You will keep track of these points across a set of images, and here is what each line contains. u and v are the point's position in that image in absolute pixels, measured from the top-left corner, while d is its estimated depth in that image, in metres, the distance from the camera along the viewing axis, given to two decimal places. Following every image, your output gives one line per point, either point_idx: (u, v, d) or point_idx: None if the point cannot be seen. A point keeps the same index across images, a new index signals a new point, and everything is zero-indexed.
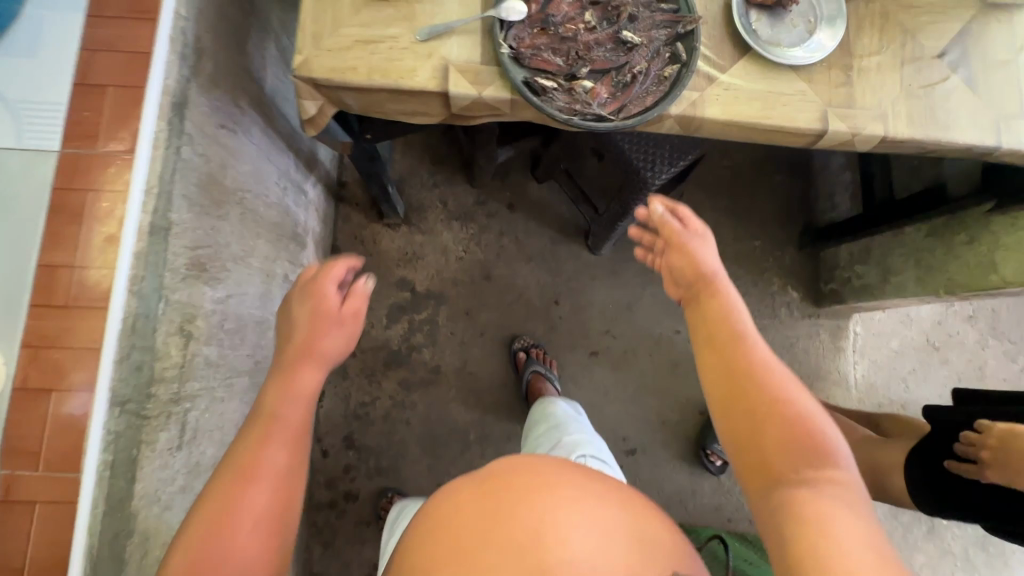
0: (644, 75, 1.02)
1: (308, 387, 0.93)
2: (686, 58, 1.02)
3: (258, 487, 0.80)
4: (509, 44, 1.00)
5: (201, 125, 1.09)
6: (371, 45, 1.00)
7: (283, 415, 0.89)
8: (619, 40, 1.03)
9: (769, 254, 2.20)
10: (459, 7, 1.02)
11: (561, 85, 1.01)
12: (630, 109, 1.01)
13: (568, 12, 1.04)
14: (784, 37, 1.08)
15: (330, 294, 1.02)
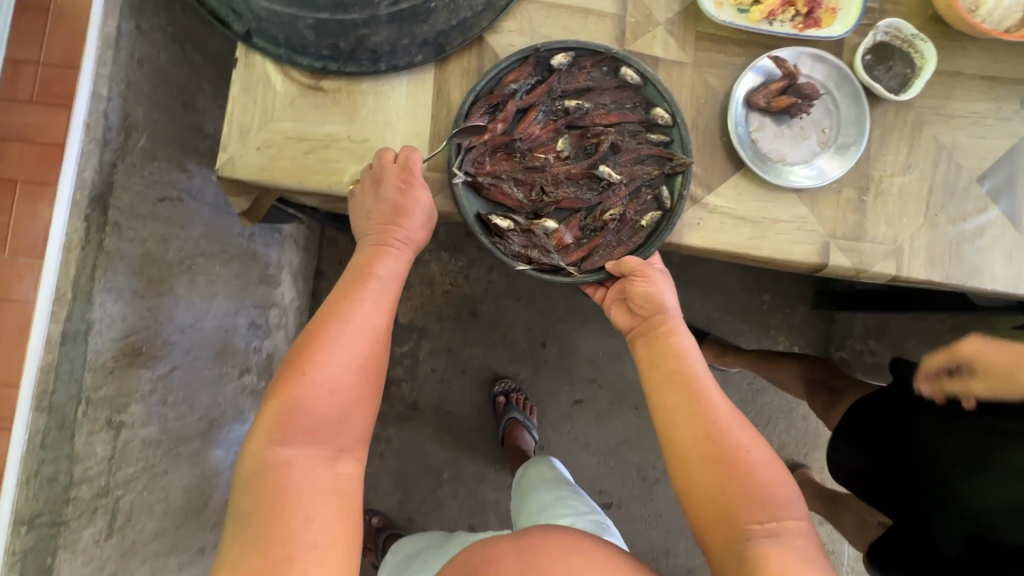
0: (616, 223, 0.92)
1: (390, 275, 0.85)
2: (667, 207, 0.90)
3: (322, 402, 0.74)
4: (469, 170, 0.88)
5: (132, 208, 1.02)
6: (306, 143, 0.89)
7: (364, 307, 0.81)
8: (594, 174, 0.92)
9: (779, 309, 1.97)
10: (406, 101, 0.91)
11: (518, 225, 0.90)
12: (595, 259, 0.92)
13: (539, 136, 0.92)
14: (788, 151, 0.92)
15: (415, 224, 0.87)
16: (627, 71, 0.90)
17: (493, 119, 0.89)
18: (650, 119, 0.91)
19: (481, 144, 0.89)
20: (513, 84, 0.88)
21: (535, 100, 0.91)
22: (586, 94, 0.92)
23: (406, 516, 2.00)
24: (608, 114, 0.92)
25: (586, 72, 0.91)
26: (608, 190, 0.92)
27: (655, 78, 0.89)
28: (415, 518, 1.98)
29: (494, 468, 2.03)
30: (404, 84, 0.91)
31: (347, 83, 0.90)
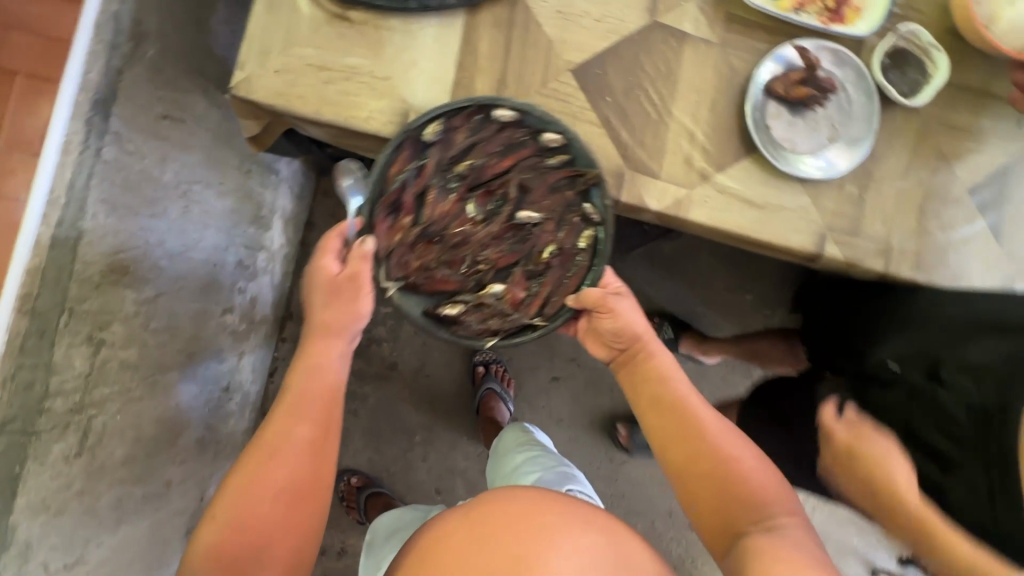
0: (557, 257, 0.95)
1: (328, 371, 0.91)
2: (599, 218, 0.91)
3: (263, 509, 0.79)
4: (399, 277, 0.94)
5: (133, 118, 1.04)
6: (325, 73, 0.88)
7: (304, 411, 0.86)
8: (516, 222, 0.94)
9: (759, 310, 2.02)
10: (433, 42, 0.90)
11: (469, 303, 0.95)
12: (553, 299, 0.95)
13: (445, 212, 0.93)
14: (800, 140, 0.95)
15: (353, 314, 0.92)
16: (499, 111, 0.87)
17: (396, 222, 0.91)
18: (542, 140, 0.90)
19: (397, 247, 0.92)
20: (399, 176, 0.88)
21: (426, 182, 0.91)
22: (472, 151, 0.91)
23: (374, 473, 2.01)
24: (501, 158, 0.92)
25: (460, 129, 0.89)
26: (539, 229, 0.94)
27: (531, 108, 0.86)
28: (384, 477, 1.99)
29: (467, 436, 2.05)
30: (433, 26, 0.90)
31: (375, 17, 0.89)
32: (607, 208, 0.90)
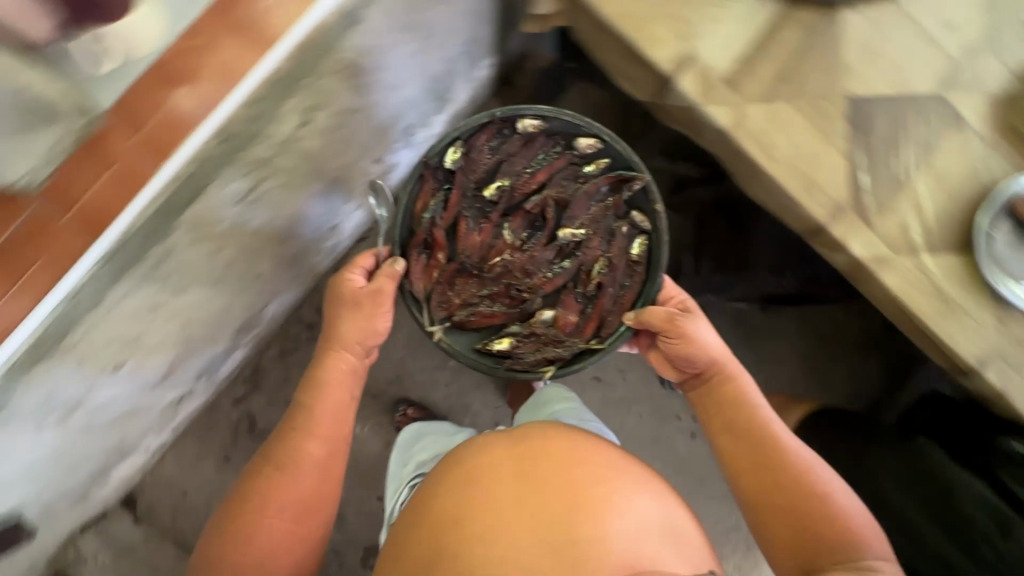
0: (608, 269, 0.96)
1: (322, 424, 0.88)
2: (649, 219, 0.95)
3: (281, 517, 0.82)
4: (441, 316, 0.97)
5: (397, 14, 1.01)
6: (650, 2, 0.90)
7: (290, 464, 0.85)
8: (558, 240, 0.98)
9: None
10: (747, 11, 0.90)
11: (519, 333, 0.96)
12: (608, 319, 0.95)
13: (479, 239, 0.97)
14: (998, 156, 0.86)
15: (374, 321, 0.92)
16: (524, 124, 0.98)
17: (430, 254, 0.97)
18: (577, 149, 0.98)
19: (434, 282, 0.97)
20: (426, 212, 0.97)
21: (456, 212, 0.98)
22: (503, 168, 0.98)
23: None
24: (532, 173, 0.98)
25: (489, 141, 0.98)
26: (584, 247, 0.97)
27: (556, 113, 0.96)
28: None
29: None
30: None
31: None
32: (655, 207, 0.94)
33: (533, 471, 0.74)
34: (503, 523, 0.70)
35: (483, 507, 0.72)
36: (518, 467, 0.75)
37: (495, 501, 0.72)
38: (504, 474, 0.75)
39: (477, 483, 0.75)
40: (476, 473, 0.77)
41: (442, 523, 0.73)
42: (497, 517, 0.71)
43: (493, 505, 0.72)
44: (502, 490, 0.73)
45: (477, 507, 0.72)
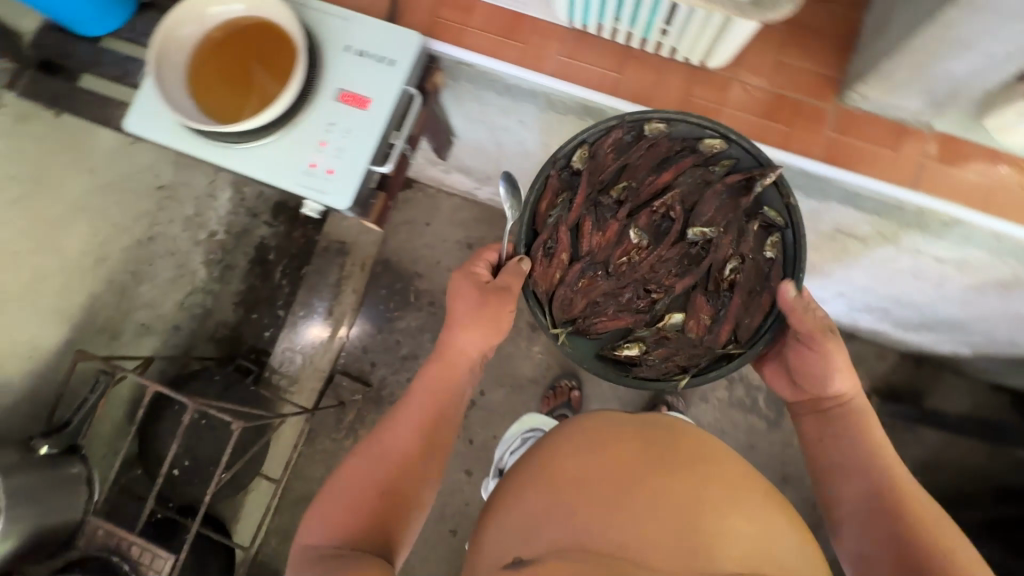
0: (744, 274, 0.66)
1: (475, 343, 0.70)
2: (785, 222, 0.64)
3: (390, 432, 0.64)
4: (565, 320, 0.69)
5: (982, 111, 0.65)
6: None
7: (439, 364, 0.70)
8: (704, 166, 0.66)
9: None
10: None
11: (651, 334, 0.68)
12: (748, 322, 0.65)
13: (606, 242, 0.67)
14: None
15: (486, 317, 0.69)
16: (650, 129, 0.66)
17: (552, 255, 0.67)
18: (703, 154, 0.66)
19: (562, 286, 0.67)
20: (548, 213, 0.66)
21: (579, 211, 0.67)
22: (629, 174, 0.67)
23: None
24: (659, 176, 0.67)
25: (614, 148, 0.66)
26: (712, 252, 0.66)
27: (685, 116, 0.64)
28: None
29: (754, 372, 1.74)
30: None
31: None
32: (791, 206, 0.63)
33: (706, 467, 0.45)
34: (666, 527, 0.40)
35: (636, 501, 0.42)
36: (674, 454, 0.46)
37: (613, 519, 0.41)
38: (665, 463, 0.45)
39: (627, 460, 0.45)
40: (624, 446, 0.47)
41: (566, 499, 0.44)
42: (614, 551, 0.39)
43: (642, 508, 0.41)
44: (662, 490, 0.42)
45: (615, 494, 0.43)
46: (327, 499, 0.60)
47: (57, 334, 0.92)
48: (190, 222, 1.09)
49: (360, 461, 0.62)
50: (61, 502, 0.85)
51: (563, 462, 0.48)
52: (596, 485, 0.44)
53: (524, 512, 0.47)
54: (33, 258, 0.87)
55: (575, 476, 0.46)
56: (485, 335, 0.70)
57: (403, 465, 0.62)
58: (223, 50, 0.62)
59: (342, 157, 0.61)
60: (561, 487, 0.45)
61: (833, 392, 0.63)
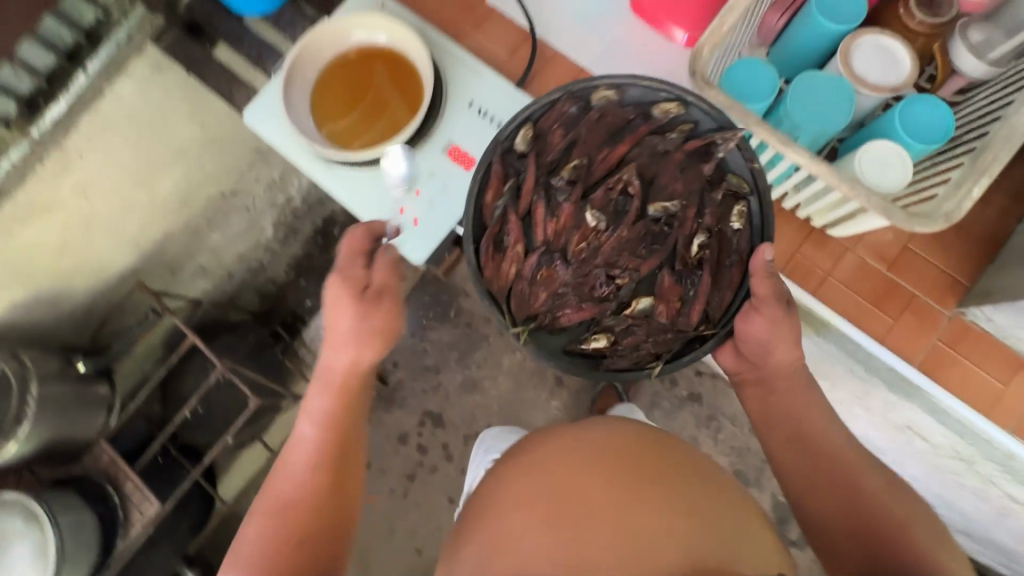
0: (713, 248, 0.55)
1: (330, 411, 0.57)
2: (752, 189, 0.54)
3: (277, 493, 0.54)
4: (525, 317, 0.56)
5: None
6: None
7: (307, 445, 0.55)
8: (652, 126, 0.56)
9: None
10: None
11: (611, 327, 0.56)
12: (718, 300, 0.55)
13: (561, 229, 0.56)
14: None
15: (350, 322, 0.56)
16: (597, 98, 0.56)
17: (502, 247, 0.57)
18: (656, 121, 0.56)
19: (518, 281, 0.56)
20: (495, 204, 0.56)
21: (529, 195, 0.57)
22: (581, 151, 0.57)
23: None
24: (612, 150, 0.57)
25: (561, 123, 0.57)
26: (676, 228, 0.55)
27: (640, 77, 0.54)
28: None
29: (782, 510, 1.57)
30: None
31: None
32: (755, 169, 0.53)
33: (657, 480, 0.43)
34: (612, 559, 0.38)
35: (579, 513, 0.41)
36: (624, 471, 0.44)
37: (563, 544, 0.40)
38: (606, 474, 0.43)
39: (564, 472, 0.44)
40: (571, 455, 0.46)
41: (514, 521, 0.43)
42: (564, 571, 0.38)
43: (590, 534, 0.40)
44: (604, 505, 0.41)
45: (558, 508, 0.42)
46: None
47: (123, 259, 0.95)
48: (273, 186, 1.03)
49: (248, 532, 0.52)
50: (80, 420, 0.89)
51: (501, 490, 0.47)
52: (534, 505, 0.43)
53: (474, 547, 0.45)
54: (128, 191, 0.89)
55: (516, 496, 0.45)
56: (359, 367, 0.57)
57: (312, 549, 0.51)
58: (356, 70, 0.64)
59: (432, 209, 0.62)
60: (505, 509, 0.45)
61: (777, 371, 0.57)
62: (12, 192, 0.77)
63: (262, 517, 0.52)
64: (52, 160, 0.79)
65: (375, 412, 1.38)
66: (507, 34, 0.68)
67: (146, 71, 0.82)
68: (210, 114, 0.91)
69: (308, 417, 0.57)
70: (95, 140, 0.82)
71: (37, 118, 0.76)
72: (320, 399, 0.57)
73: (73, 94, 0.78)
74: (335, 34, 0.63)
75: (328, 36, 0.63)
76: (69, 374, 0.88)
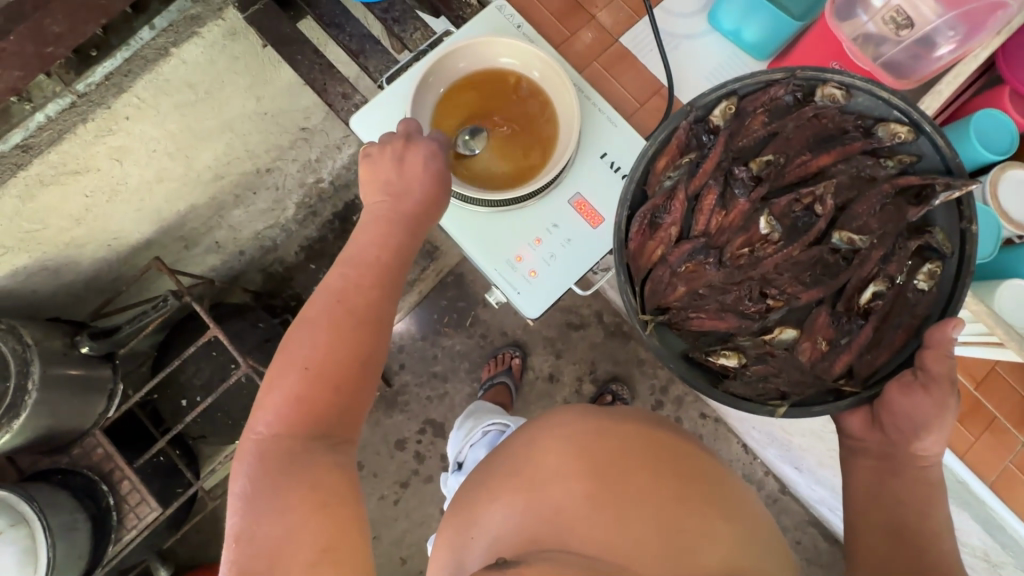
0: (887, 302, 0.47)
1: (373, 243, 0.50)
2: (952, 252, 0.45)
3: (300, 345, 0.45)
4: (656, 307, 0.50)
5: None
6: None
7: (351, 269, 0.49)
8: (869, 143, 0.48)
9: None
10: None
11: (747, 359, 0.49)
12: (869, 359, 0.48)
13: (726, 225, 0.49)
14: None
15: (425, 171, 0.52)
16: (821, 93, 0.48)
17: (655, 226, 0.50)
18: (878, 141, 0.48)
19: (661, 266, 0.50)
20: (668, 177, 0.49)
21: (708, 178, 0.49)
22: (779, 147, 0.49)
23: None
24: (813, 158, 0.48)
25: (768, 110, 0.49)
26: (855, 267, 0.47)
27: (879, 84, 0.45)
28: None
29: None
30: None
31: None
32: (968, 232, 0.44)
33: (699, 494, 0.43)
34: (657, 544, 0.39)
35: (626, 504, 0.41)
36: (660, 469, 0.44)
37: (559, 484, 0.42)
38: (643, 461, 0.44)
39: (600, 452, 0.44)
40: (603, 435, 0.45)
41: (548, 496, 0.42)
42: (569, 520, 0.40)
43: (632, 521, 0.40)
44: (648, 491, 0.42)
45: (600, 489, 0.42)
46: (261, 485, 0.42)
47: (143, 230, 0.83)
48: (307, 166, 0.94)
49: (280, 383, 0.45)
50: (79, 408, 0.79)
51: (533, 457, 0.46)
52: (576, 479, 0.42)
53: (499, 508, 0.44)
54: (165, 160, 0.78)
55: (557, 469, 0.44)
56: (402, 211, 0.52)
57: (328, 406, 0.44)
58: (511, 93, 0.59)
59: (552, 263, 0.60)
60: (539, 482, 0.43)
61: (916, 448, 0.48)
62: (42, 150, 0.67)
63: (285, 358, 0.45)
64: (97, 120, 0.69)
65: (373, 414, 1.31)
66: (638, 82, 0.66)
67: (219, 37, 0.74)
68: (269, 88, 0.82)
69: (357, 246, 0.50)
70: (148, 104, 0.72)
71: (86, 72, 0.68)
72: (368, 216, 0.52)
73: (132, 50, 0.70)
74: (522, 55, 0.58)
75: (510, 49, 0.58)
76: (71, 355, 0.78)
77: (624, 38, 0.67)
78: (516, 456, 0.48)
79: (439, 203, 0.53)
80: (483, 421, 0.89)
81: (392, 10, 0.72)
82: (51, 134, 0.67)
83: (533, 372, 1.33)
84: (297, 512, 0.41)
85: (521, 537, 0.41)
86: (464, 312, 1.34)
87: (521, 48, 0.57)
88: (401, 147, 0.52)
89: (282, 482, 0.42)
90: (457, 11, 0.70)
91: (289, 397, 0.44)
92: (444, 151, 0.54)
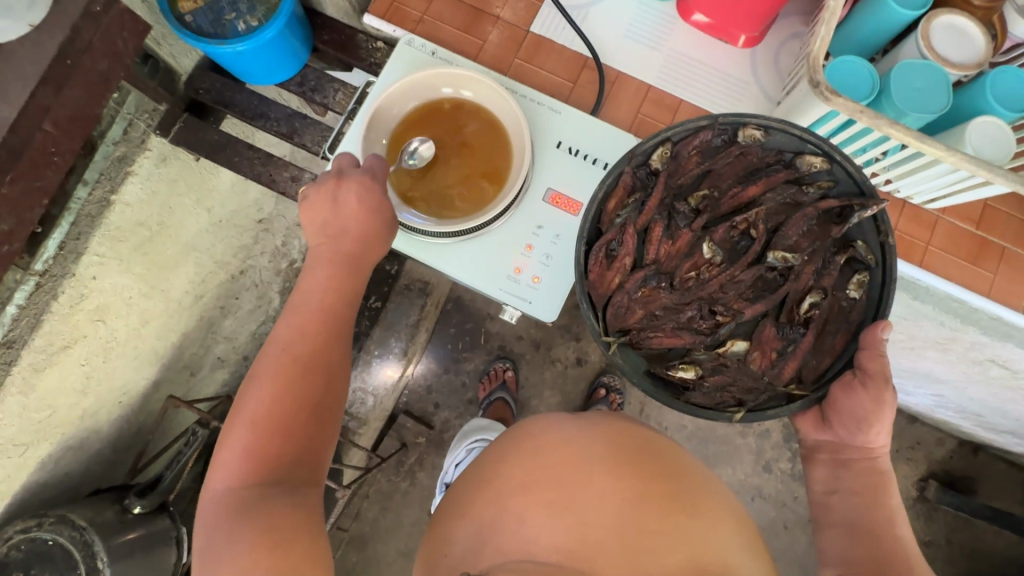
0: (824, 310, 0.50)
1: (323, 288, 0.52)
2: (876, 262, 0.50)
3: (257, 394, 0.47)
4: (617, 328, 0.52)
5: None
6: None
7: (296, 315, 0.50)
8: (789, 176, 0.52)
9: None
10: None
11: (704, 373, 0.51)
12: (814, 363, 0.51)
13: (674, 252, 0.51)
14: None
15: (359, 206, 0.52)
16: (743, 134, 0.52)
17: (611, 257, 0.51)
18: (797, 171, 0.52)
19: (619, 293, 0.51)
20: (617, 215, 0.52)
21: (651, 216, 0.52)
22: (712, 183, 0.53)
23: None
24: (743, 189, 0.52)
25: (699, 150, 0.53)
26: (792, 281, 0.50)
27: (792, 124, 0.50)
28: None
29: None
30: None
31: None
32: (886, 244, 0.49)
33: (669, 491, 0.41)
34: (615, 548, 0.38)
35: (582, 508, 0.40)
36: (627, 464, 0.43)
37: (517, 493, 0.42)
38: (604, 459, 0.43)
39: (553, 459, 0.43)
40: (571, 444, 0.44)
41: (508, 507, 0.42)
42: (523, 531, 0.40)
43: (591, 522, 0.40)
44: (607, 493, 0.41)
45: (560, 495, 0.41)
46: (217, 535, 0.42)
47: (147, 374, 0.82)
48: (276, 254, 0.96)
49: (238, 431, 0.46)
50: (152, 569, 0.78)
51: (504, 467, 0.45)
52: (533, 489, 0.42)
53: (465, 529, 0.44)
54: (143, 301, 0.76)
55: (518, 480, 0.43)
56: (342, 249, 0.53)
57: (284, 453, 0.45)
58: (461, 124, 0.60)
59: (550, 264, 0.60)
60: (505, 493, 0.43)
61: (866, 438, 0.52)
62: (27, 339, 0.65)
63: (233, 413, 0.47)
64: (67, 292, 0.67)
65: (428, 460, 1.31)
66: (563, 63, 0.67)
67: (151, 166, 0.75)
68: (214, 196, 0.84)
69: (304, 289, 0.52)
70: (109, 257, 0.71)
71: (39, 251, 0.66)
72: (311, 259, 0.54)
73: (74, 213, 0.69)
74: (463, 81, 0.58)
75: (449, 78, 0.58)
76: (127, 518, 0.77)
77: (535, 26, 0.67)
78: (492, 468, 0.47)
79: (383, 234, 0.54)
80: (466, 439, 1.04)
81: (306, 81, 0.72)
82: (29, 322, 0.65)
83: (561, 362, 1.33)
84: (250, 557, 0.40)
85: (484, 557, 0.41)
86: (474, 331, 1.35)
87: (454, 76, 0.58)
88: (334, 186, 0.53)
89: (238, 528, 0.41)
90: (368, 59, 0.71)
91: (248, 440, 0.45)
92: (378, 181, 0.54)
